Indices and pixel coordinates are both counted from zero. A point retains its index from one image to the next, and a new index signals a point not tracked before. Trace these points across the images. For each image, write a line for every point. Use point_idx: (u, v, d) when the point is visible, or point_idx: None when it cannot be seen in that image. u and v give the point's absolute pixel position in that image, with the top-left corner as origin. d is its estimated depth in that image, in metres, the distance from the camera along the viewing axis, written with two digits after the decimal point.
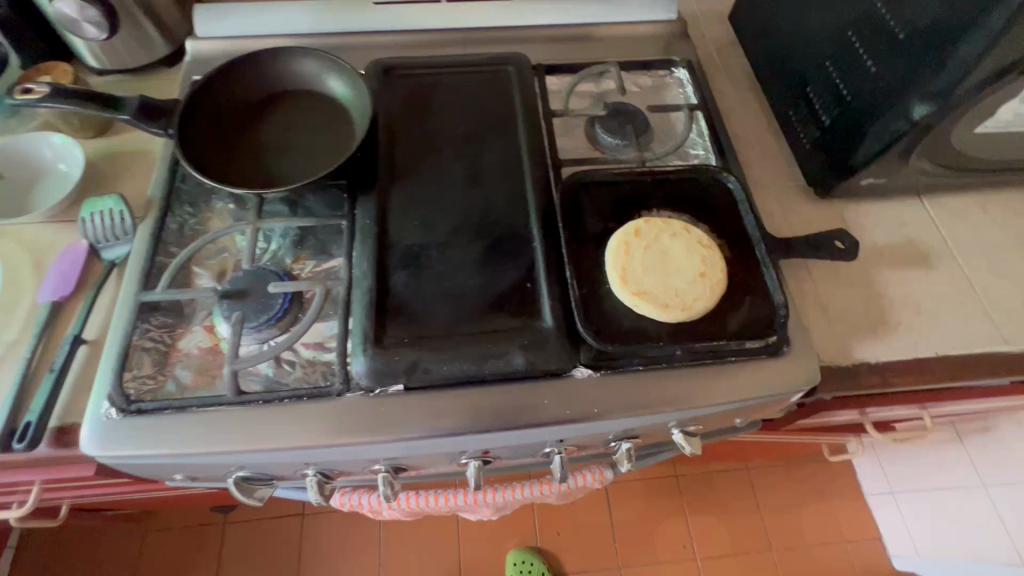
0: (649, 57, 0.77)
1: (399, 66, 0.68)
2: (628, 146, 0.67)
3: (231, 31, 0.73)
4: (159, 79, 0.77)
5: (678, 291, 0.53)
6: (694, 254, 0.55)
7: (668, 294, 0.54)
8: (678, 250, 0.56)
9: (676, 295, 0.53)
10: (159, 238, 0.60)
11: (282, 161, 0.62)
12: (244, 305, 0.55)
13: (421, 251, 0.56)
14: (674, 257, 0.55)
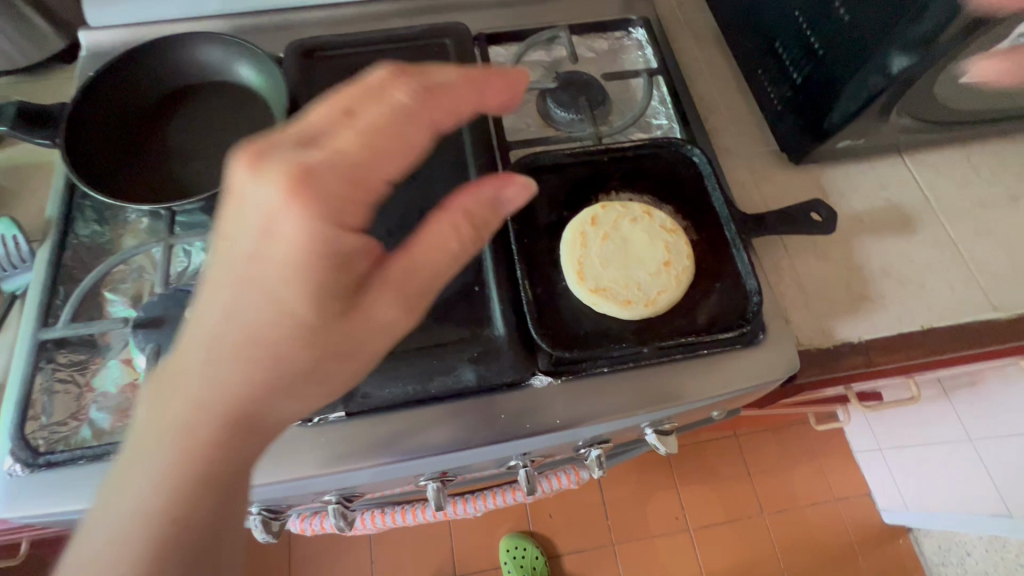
0: (604, 17, 0.69)
1: (322, 46, 0.61)
2: (583, 121, 0.60)
3: (129, 17, 0.64)
4: (58, 77, 0.69)
5: (641, 284, 0.48)
6: (658, 240, 0.50)
7: (630, 288, 0.49)
8: (639, 237, 0.50)
9: (638, 289, 0.48)
10: (61, 266, 0.54)
11: (193, 165, 0.55)
12: (162, 335, 0.49)
13: None
14: (635, 245, 0.50)
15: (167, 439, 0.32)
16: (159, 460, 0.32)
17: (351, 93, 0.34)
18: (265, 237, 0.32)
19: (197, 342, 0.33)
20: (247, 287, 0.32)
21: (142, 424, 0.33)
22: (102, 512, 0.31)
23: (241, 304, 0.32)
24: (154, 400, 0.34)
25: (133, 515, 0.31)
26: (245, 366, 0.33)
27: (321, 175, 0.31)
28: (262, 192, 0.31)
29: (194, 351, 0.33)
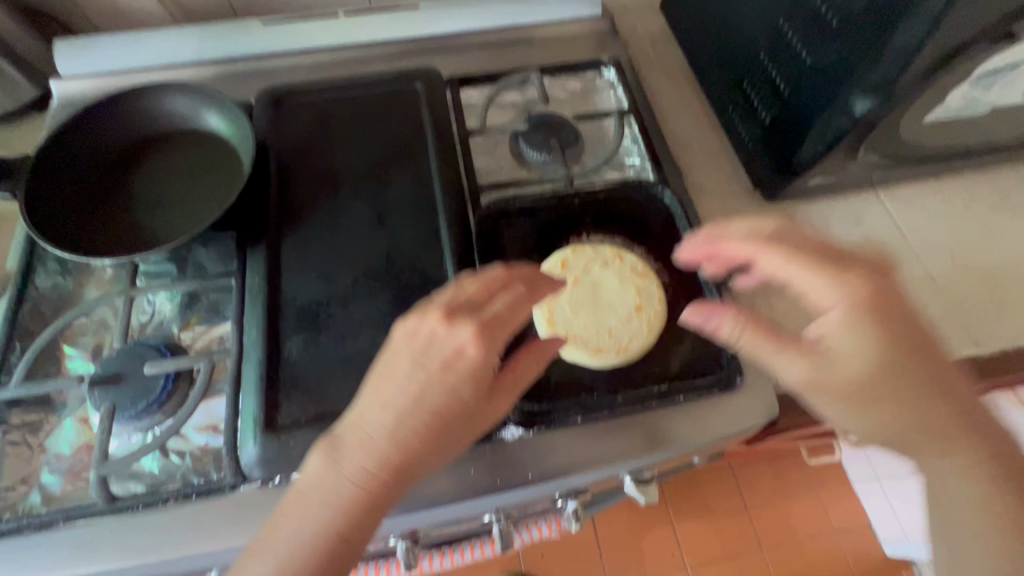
0: (575, 58, 0.70)
1: (293, 93, 0.61)
2: (555, 162, 0.60)
3: (99, 66, 0.64)
4: (30, 125, 0.68)
5: (611, 330, 0.48)
6: (629, 284, 0.50)
7: (601, 334, 0.48)
8: (611, 281, 0.50)
9: (609, 335, 0.48)
10: (17, 324, 0.52)
11: (157, 215, 0.54)
12: (119, 392, 0.48)
13: (321, 311, 0.49)
14: (606, 289, 0.49)
15: (339, 490, 0.36)
16: (337, 492, 0.36)
17: (483, 279, 0.41)
18: (449, 364, 0.37)
19: (373, 418, 0.37)
20: (426, 387, 0.37)
21: (310, 475, 0.37)
22: (278, 535, 0.36)
23: (419, 398, 0.37)
24: (329, 457, 0.37)
25: (314, 535, 0.36)
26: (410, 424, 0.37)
27: (494, 331, 0.39)
28: (450, 338, 0.38)
29: (377, 409, 0.37)
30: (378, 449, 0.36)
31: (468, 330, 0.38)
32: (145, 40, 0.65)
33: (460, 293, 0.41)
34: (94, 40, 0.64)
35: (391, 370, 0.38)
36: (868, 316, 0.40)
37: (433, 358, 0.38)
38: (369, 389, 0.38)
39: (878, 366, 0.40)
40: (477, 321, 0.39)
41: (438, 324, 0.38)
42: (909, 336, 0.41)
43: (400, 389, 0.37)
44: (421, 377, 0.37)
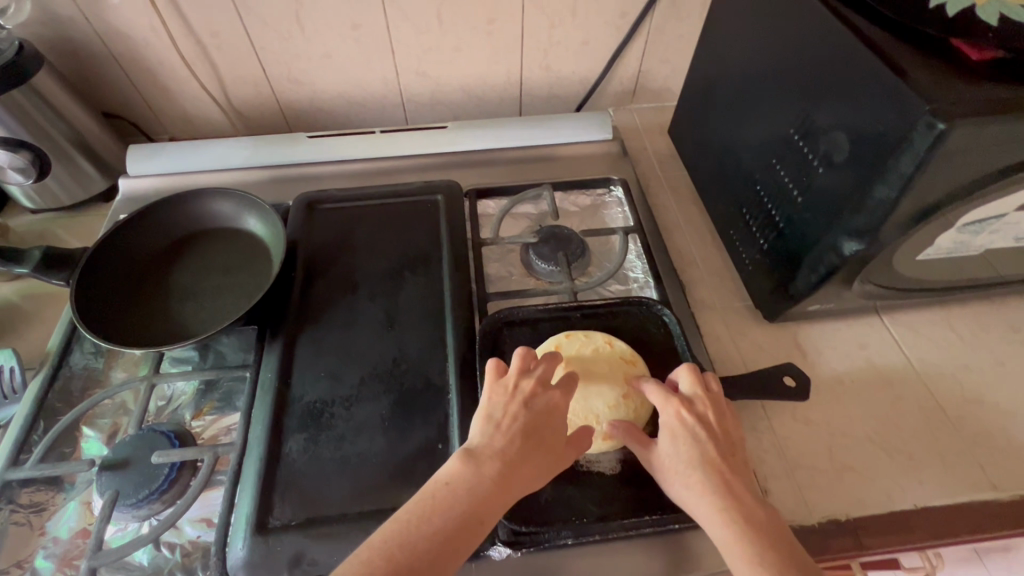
0: (586, 176, 0.76)
1: (326, 199, 0.68)
2: (561, 273, 0.64)
3: (164, 168, 0.73)
4: (93, 214, 0.77)
5: (598, 416, 0.48)
6: (618, 370, 0.50)
7: (589, 420, 0.48)
8: (601, 366, 0.50)
9: (595, 422, 0.48)
10: (45, 402, 0.55)
11: (190, 308, 0.59)
12: (125, 478, 0.49)
13: (324, 409, 0.51)
14: (596, 373, 0.50)
15: (479, 486, 0.39)
16: (475, 480, 0.39)
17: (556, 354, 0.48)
18: (548, 412, 0.43)
19: (498, 426, 0.42)
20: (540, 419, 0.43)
21: (450, 472, 0.40)
22: (418, 511, 0.37)
23: (530, 430, 0.42)
24: (467, 459, 0.40)
25: (459, 515, 0.37)
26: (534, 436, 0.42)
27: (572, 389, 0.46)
28: (545, 395, 0.44)
29: (506, 418, 0.42)
30: (508, 458, 0.40)
31: (558, 390, 0.45)
32: (206, 147, 0.73)
33: (538, 362, 0.46)
34: (164, 147, 0.74)
35: (499, 413, 0.43)
36: (675, 414, 0.45)
37: (533, 407, 0.43)
38: (485, 417, 0.43)
39: (671, 450, 0.44)
40: (558, 386, 0.45)
41: (535, 382, 0.44)
42: (708, 429, 0.44)
43: (515, 423, 0.42)
44: (530, 417, 0.43)
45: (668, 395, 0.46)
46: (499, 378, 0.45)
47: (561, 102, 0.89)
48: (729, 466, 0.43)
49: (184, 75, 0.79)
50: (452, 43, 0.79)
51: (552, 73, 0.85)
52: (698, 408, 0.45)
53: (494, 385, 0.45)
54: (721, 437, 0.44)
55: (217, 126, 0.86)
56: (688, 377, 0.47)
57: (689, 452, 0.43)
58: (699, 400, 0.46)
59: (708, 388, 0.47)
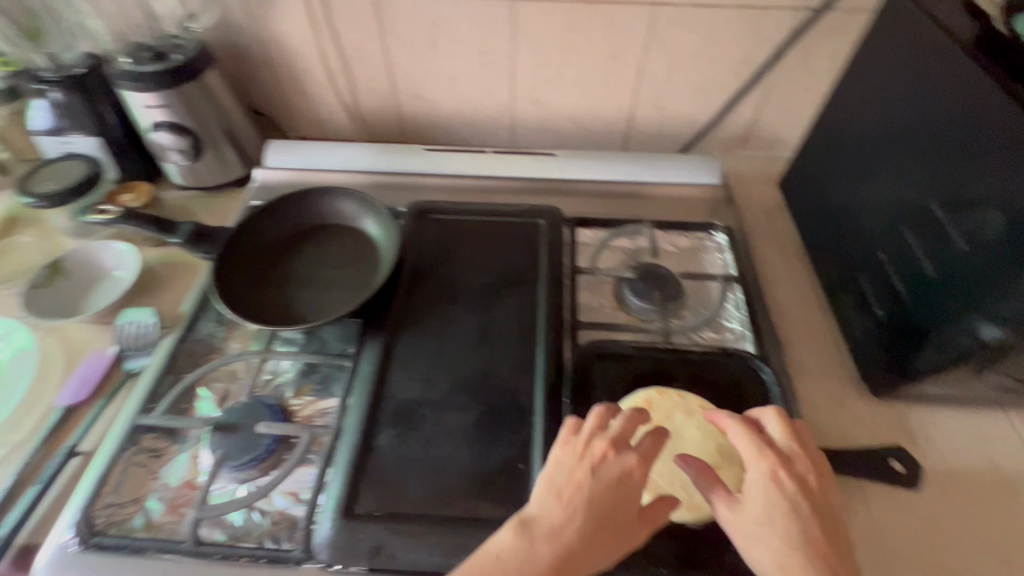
0: (688, 219, 0.76)
1: (436, 209, 0.72)
2: (654, 312, 0.64)
3: (296, 164, 0.80)
4: (227, 197, 0.86)
5: (686, 484, 0.49)
6: (710, 441, 0.51)
7: (676, 486, 0.49)
8: (693, 434, 0.51)
9: (682, 489, 0.48)
10: (174, 358, 0.62)
11: (303, 295, 0.64)
12: (232, 443, 0.54)
13: (415, 410, 0.54)
14: (687, 441, 0.50)
15: (531, 564, 0.38)
16: (525, 557, 0.38)
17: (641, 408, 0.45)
18: (620, 482, 0.41)
19: (558, 497, 0.41)
20: (609, 494, 0.41)
21: (501, 543, 0.40)
22: None
23: (594, 502, 0.40)
24: (520, 532, 0.40)
25: None
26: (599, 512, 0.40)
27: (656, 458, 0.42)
28: (619, 461, 0.42)
29: (567, 488, 0.41)
30: (565, 538, 0.39)
31: (636, 455, 0.42)
32: (335, 150, 0.80)
33: (613, 421, 0.44)
34: (298, 144, 0.81)
35: (563, 478, 0.42)
36: (770, 473, 0.41)
37: (600, 477, 0.41)
38: (546, 485, 0.42)
39: (761, 511, 0.40)
40: (635, 451, 0.43)
41: (607, 447, 0.42)
42: (808, 498, 0.40)
43: (580, 494, 0.41)
44: (599, 487, 0.41)
45: (763, 450, 0.42)
46: (572, 435, 0.44)
47: (668, 142, 0.90)
48: (831, 549, 0.39)
49: (324, 83, 0.87)
50: (570, 74, 0.82)
51: (664, 113, 0.86)
52: (798, 470, 0.42)
53: (563, 446, 0.44)
54: (821, 506, 0.41)
55: (343, 130, 0.94)
56: (779, 427, 0.43)
57: (786, 524, 0.39)
58: (797, 457, 0.42)
59: (803, 443, 0.43)
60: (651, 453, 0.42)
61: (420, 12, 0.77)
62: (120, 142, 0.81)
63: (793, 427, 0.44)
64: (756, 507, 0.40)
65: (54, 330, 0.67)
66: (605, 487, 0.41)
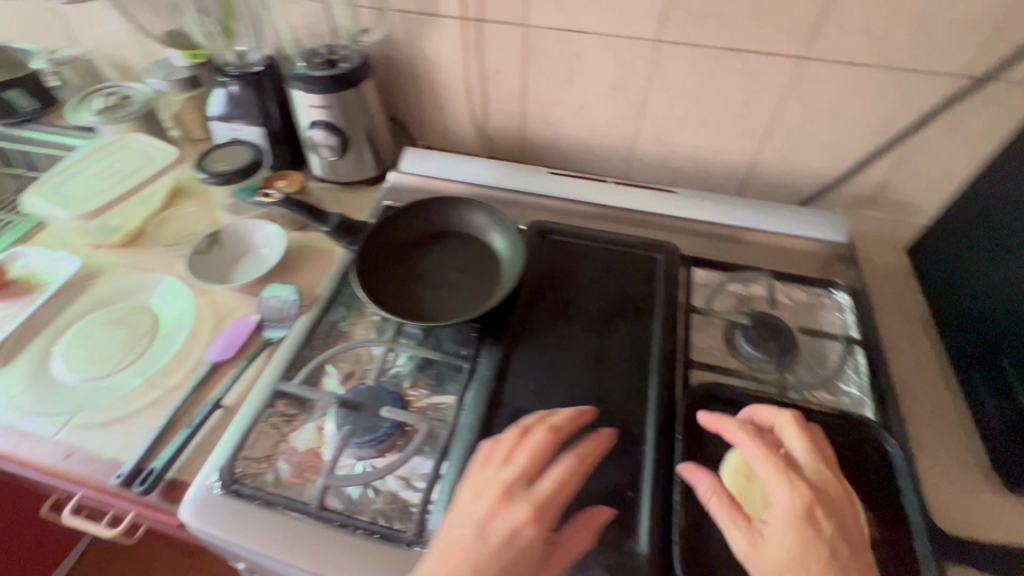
0: (806, 273, 0.75)
1: (558, 231, 0.75)
2: (768, 362, 0.64)
3: (428, 171, 0.86)
4: (359, 194, 0.93)
5: None
6: None
7: None
8: None
9: None
10: (310, 333, 0.68)
11: (431, 296, 0.69)
12: (359, 422, 0.58)
13: (530, 420, 0.56)
14: None
15: None
16: None
17: (508, 443, 0.50)
18: (510, 539, 0.44)
19: (456, 548, 0.44)
20: (493, 548, 0.43)
21: None
22: None
23: (487, 561, 0.43)
24: None
25: None
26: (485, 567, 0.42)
27: (547, 507, 0.46)
28: (505, 516, 0.45)
29: (458, 539, 0.44)
30: None
31: (522, 509, 0.45)
32: (465, 163, 0.86)
33: (509, 470, 0.48)
34: (433, 154, 0.88)
35: (463, 529, 0.45)
36: (801, 503, 0.43)
37: (496, 537, 0.44)
38: (443, 541, 0.45)
39: (792, 538, 0.42)
40: (525, 500, 0.46)
41: (496, 494, 0.46)
42: (841, 532, 0.43)
43: (470, 550, 0.43)
44: (488, 545, 0.43)
45: (789, 475, 0.45)
46: (473, 477, 0.49)
47: (787, 193, 0.89)
48: None
49: (460, 100, 0.93)
50: (698, 116, 0.84)
51: (789, 164, 0.86)
52: (828, 500, 0.44)
53: (461, 499, 0.48)
54: (847, 537, 0.43)
55: (467, 144, 1.00)
56: (799, 441, 0.48)
57: (818, 557, 0.41)
58: (825, 485, 0.45)
59: (827, 466, 0.46)
60: (531, 499, 0.46)
61: (565, 46, 0.81)
62: (277, 133, 0.90)
63: (812, 438, 0.48)
64: (784, 536, 0.42)
65: (206, 292, 0.76)
66: (491, 545, 0.43)
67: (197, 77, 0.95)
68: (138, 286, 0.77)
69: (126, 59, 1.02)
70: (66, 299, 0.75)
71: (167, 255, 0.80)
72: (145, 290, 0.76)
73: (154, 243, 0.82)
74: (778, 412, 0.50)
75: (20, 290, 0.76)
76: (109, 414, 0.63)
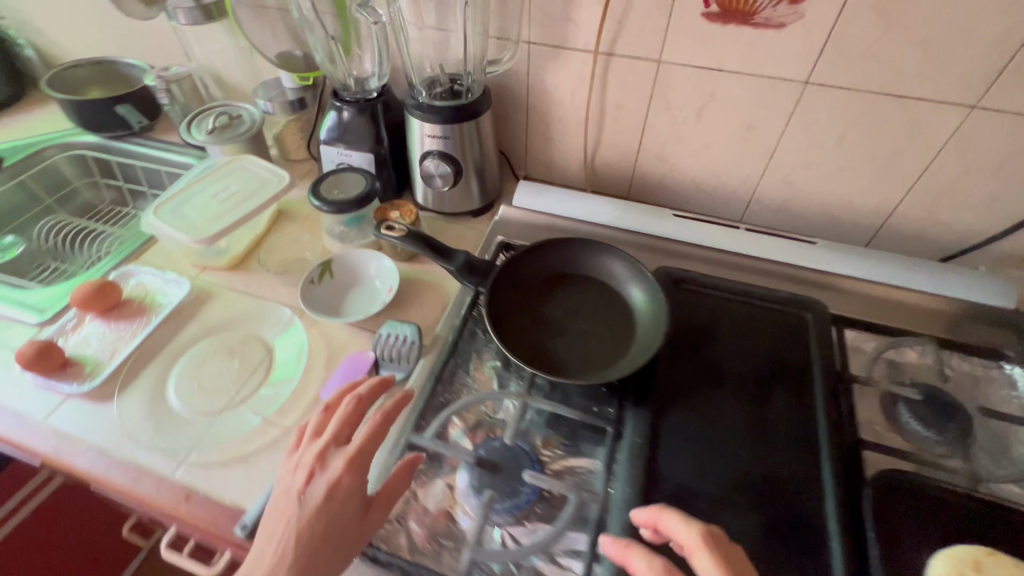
0: (967, 340, 0.69)
1: (689, 280, 0.71)
2: (945, 446, 0.58)
3: (544, 207, 0.83)
4: (463, 225, 0.90)
5: None
6: None
7: None
8: None
9: None
10: (434, 379, 0.64)
11: (563, 346, 0.65)
12: (499, 482, 0.54)
13: (692, 499, 0.51)
14: None
15: None
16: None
17: (325, 419, 0.53)
18: (329, 496, 0.47)
19: (284, 522, 0.46)
20: (309, 507, 0.46)
21: None
22: None
23: (310, 521, 0.46)
24: None
25: None
26: (304, 524, 0.46)
27: (364, 456, 0.50)
28: (320, 481, 0.48)
29: (281, 511, 0.47)
30: (280, 563, 0.44)
31: (339, 468, 0.48)
32: (582, 200, 0.82)
33: (324, 434, 0.52)
34: (547, 189, 0.85)
35: (282, 506, 0.47)
36: None
37: (311, 498, 0.47)
38: (267, 523, 0.47)
39: None
40: (339, 461, 0.49)
41: (312, 462, 0.49)
42: None
43: (289, 523, 0.46)
44: (305, 513, 0.46)
45: None
46: (290, 458, 0.52)
47: (925, 247, 0.83)
48: None
49: (572, 133, 0.90)
50: (836, 162, 0.79)
51: (932, 216, 0.80)
52: None
53: (283, 469, 0.51)
54: None
55: (570, 176, 0.97)
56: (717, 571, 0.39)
57: None
58: None
59: None
60: (345, 454, 0.49)
61: (698, 84, 0.77)
62: (385, 159, 0.87)
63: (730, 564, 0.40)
64: None
65: (317, 323, 0.73)
66: (313, 508, 0.46)
67: (304, 99, 0.94)
68: (249, 313, 0.74)
69: (234, 78, 1.02)
70: (178, 323, 0.73)
71: (277, 281, 0.78)
72: (256, 318, 0.74)
73: (262, 268, 0.80)
74: (694, 534, 0.41)
75: (135, 310, 0.75)
76: (228, 453, 0.60)
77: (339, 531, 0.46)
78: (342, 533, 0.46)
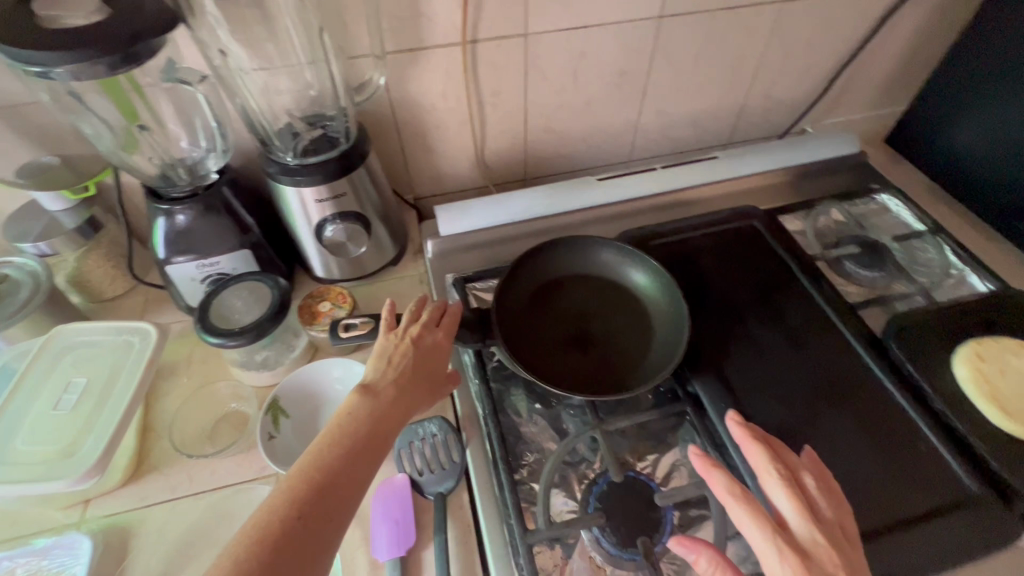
0: (848, 188, 0.83)
1: (655, 236, 0.72)
2: (894, 278, 0.70)
3: (475, 221, 0.76)
4: (390, 280, 0.76)
5: None
6: None
7: None
8: None
9: None
10: (499, 462, 0.55)
11: (598, 353, 0.61)
12: (636, 525, 0.51)
13: (790, 429, 0.55)
14: None
15: (378, 411, 0.46)
16: (384, 401, 0.46)
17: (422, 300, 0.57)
18: (433, 349, 0.53)
19: (402, 362, 0.50)
20: (421, 360, 0.51)
21: (348, 406, 0.45)
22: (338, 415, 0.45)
23: (420, 363, 0.51)
24: (364, 395, 0.46)
25: (372, 425, 0.45)
26: (418, 375, 0.50)
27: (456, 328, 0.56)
28: (430, 336, 0.53)
29: (397, 357, 0.51)
30: (401, 388, 0.48)
31: (441, 332, 0.54)
32: (508, 201, 0.77)
33: (423, 313, 0.55)
34: (467, 204, 0.77)
35: (393, 348, 0.51)
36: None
37: (421, 345, 0.52)
38: (378, 361, 0.50)
39: None
40: (441, 328, 0.55)
41: (422, 326, 0.53)
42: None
43: (403, 357, 0.50)
44: (417, 353, 0.51)
45: (781, 544, 0.40)
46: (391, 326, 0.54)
47: (771, 125, 0.97)
48: None
49: (455, 135, 0.81)
50: (698, 80, 0.85)
51: (772, 99, 0.93)
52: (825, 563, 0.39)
53: (386, 331, 0.53)
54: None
55: (465, 180, 0.88)
56: (789, 503, 0.42)
57: None
58: (819, 549, 0.40)
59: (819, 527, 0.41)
60: (448, 329, 0.55)
61: (570, 46, 0.75)
62: (262, 244, 0.67)
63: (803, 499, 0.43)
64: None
65: None
66: (425, 358, 0.52)
67: (95, 218, 0.67)
68: (206, 525, 0.54)
69: None
70: None
71: (215, 462, 0.58)
72: (222, 523, 0.54)
73: (177, 454, 0.58)
74: (772, 467, 0.44)
75: None
76: None
77: (432, 383, 0.52)
78: (433, 384, 0.52)
